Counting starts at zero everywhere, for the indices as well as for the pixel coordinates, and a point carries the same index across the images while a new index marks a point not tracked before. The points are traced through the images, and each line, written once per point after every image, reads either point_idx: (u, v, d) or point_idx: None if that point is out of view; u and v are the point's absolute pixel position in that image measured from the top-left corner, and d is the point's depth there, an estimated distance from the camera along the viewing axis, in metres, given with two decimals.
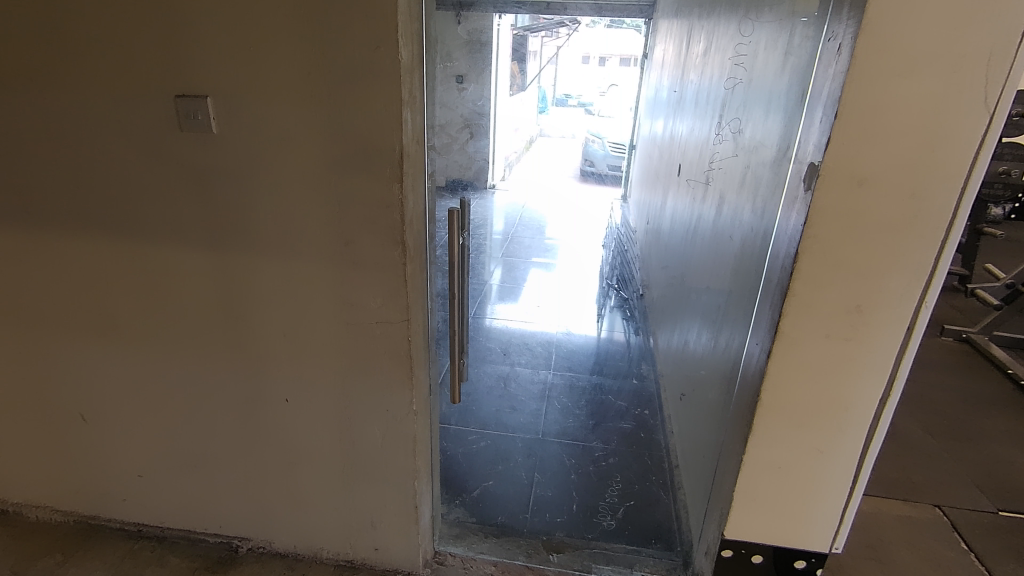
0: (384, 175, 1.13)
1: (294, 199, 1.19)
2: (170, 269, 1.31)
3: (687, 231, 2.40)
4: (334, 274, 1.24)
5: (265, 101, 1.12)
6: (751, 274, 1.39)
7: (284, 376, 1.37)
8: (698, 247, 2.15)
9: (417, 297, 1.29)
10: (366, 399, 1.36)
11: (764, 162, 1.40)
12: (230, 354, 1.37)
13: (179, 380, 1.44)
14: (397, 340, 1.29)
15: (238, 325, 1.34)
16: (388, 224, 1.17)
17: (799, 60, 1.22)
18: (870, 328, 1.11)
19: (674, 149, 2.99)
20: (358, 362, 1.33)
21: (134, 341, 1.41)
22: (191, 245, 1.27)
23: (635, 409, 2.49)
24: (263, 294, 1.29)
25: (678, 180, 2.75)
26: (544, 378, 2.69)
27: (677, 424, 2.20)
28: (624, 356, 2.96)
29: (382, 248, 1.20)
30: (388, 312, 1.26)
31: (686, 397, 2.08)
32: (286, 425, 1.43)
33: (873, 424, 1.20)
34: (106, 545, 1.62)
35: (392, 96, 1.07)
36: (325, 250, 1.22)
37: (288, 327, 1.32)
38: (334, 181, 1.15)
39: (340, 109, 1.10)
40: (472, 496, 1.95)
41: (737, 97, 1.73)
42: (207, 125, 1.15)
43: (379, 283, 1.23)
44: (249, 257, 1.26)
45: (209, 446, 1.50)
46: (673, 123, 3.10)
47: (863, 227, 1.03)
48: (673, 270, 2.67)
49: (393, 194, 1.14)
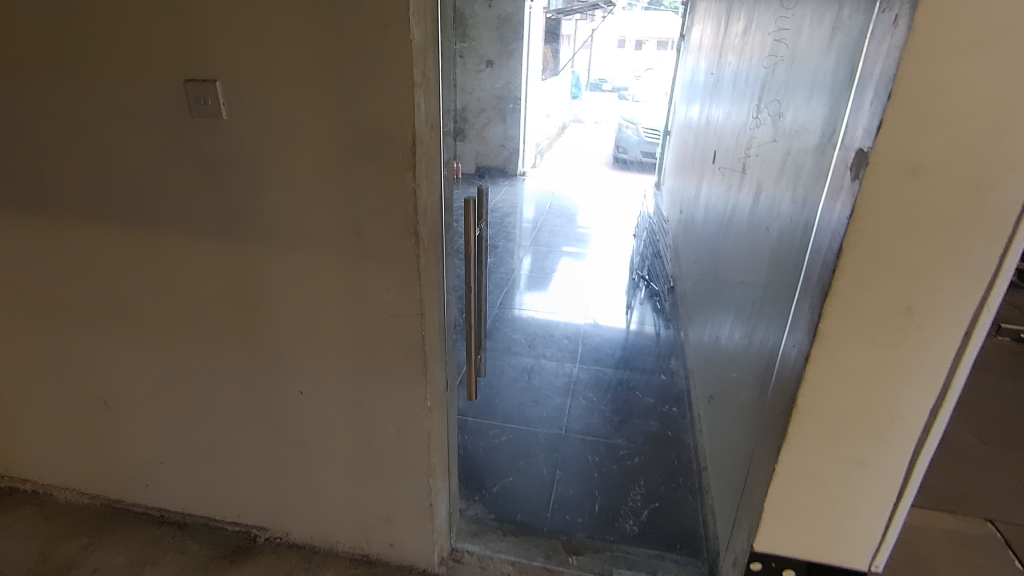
0: (395, 163, 1.08)
1: (305, 187, 1.15)
2: (184, 258, 1.29)
3: (722, 221, 2.29)
4: (345, 266, 1.20)
5: (274, 87, 1.08)
6: (790, 270, 1.29)
7: (297, 370, 1.35)
8: (733, 240, 2.03)
9: (431, 291, 1.23)
10: (380, 394, 1.33)
11: (806, 150, 1.29)
12: (245, 345, 1.36)
13: (198, 371, 1.43)
14: (411, 335, 1.24)
15: (252, 315, 1.32)
16: (400, 214, 1.12)
17: (847, 38, 1.11)
18: (922, 333, 1.01)
19: (710, 135, 2.85)
20: (371, 357, 1.29)
21: (152, 331, 1.41)
22: (204, 235, 1.25)
23: (663, 407, 2.40)
24: (276, 286, 1.26)
25: (713, 168, 2.63)
26: (569, 371, 2.63)
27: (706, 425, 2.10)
28: (653, 350, 2.87)
29: (394, 239, 1.15)
30: (401, 306, 1.21)
31: (717, 398, 1.99)
32: (300, 417, 1.41)
33: (923, 436, 1.10)
34: (130, 531, 1.64)
35: (404, 79, 1.01)
36: (336, 241, 1.18)
37: (301, 319, 1.28)
38: (344, 169, 1.11)
39: (350, 94, 1.04)
40: (491, 492, 1.91)
41: (777, 79, 1.61)
42: (217, 111, 1.12)
43: (392, 275, 1.18)
44: (262, 248, 1.23)
45: (227, 436, 1.50)
46: (709, 108, 2.95)
47: (916, 221, 0.93)
48: (707, 262, 2.55)
49: (405, 183, 1.09)
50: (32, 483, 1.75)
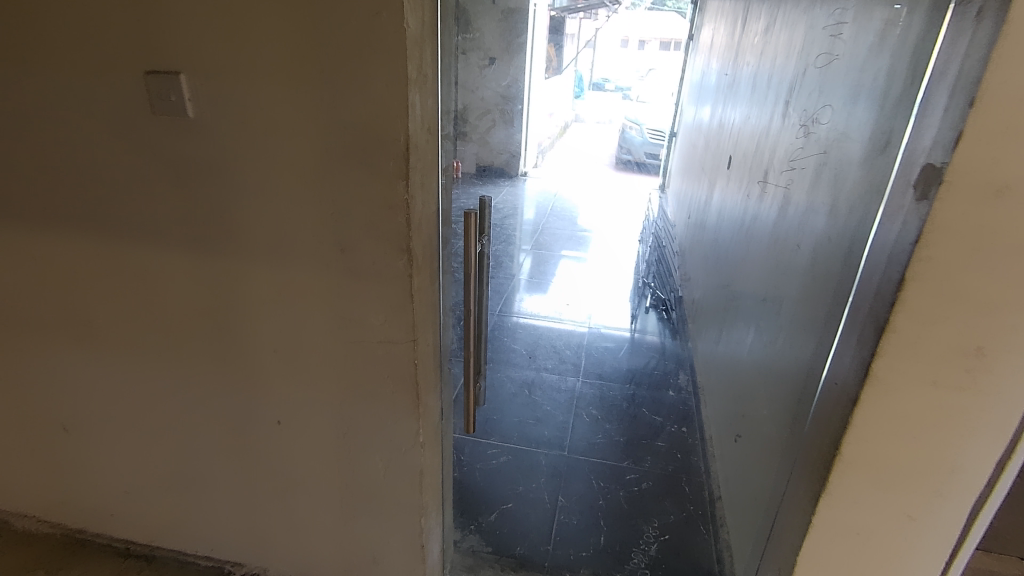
0: (385, 171, 0.94)
1: (282, 196, 1.00)
2: (149, 273, 1.15)
3: (738, 231, 2.15)
4: (329, 286, 1.06)
5: (248, 81, 0.93)
6: (828, 295, 1.15)
7: (275, 397, 1.21)
8: (753, 253, 1.89)
9: (426, 314, 1.09)
10: (367, 426, 1.19)
11: (852, 160, 1.14)
12: (217, 369, 1.22)
13: (165, 395, 1.29)
14: (402, 363, 1.10)
15: (225, 337, 1.17)
16: (390, 228, 0.98)
17: (907, 34, 0.97)
18: (991, 376, 0.87)
19: (723, 138, 2.71)
20: (358, 387, 1.15)
21: (114, 351, 1.26)
22: (171, 247, 1.11)
23: (671, 426, 2.26)
24: (251, 305, 1.12)
25: (727, 173, 2.49)
26: (572, 386, 2.49)
27: (721, 448, 1.97)
28: (660, 363, 2.73)
29: (384, 256, 1.01)
30: (390, 331, 1.07)
31: (735, 423, 1.85)
32: (278, 449, 1.27)
33: (985, 491, 0.96)
34: (92, 565, 1.51)
35: (396, 74, 0.87)
36: (318, 258, 1.04)
37: (279, 342, 1.14)
38: (328, 177, 0.97)
39: (334, 91, 0.90)
40: (488, 521, 1.78)
41: (811, 79, 1.47)
42: (183, 108, 0.97)
43: (381, 296, 1.04)
44: (235, 263, 1.09)
45: (198, 466, 1.36)
46: (724, 111, 2.80)
47: (993, 249, 0.80)
48: (720, 273, 2.40)
49: (396, 193, 0.95)
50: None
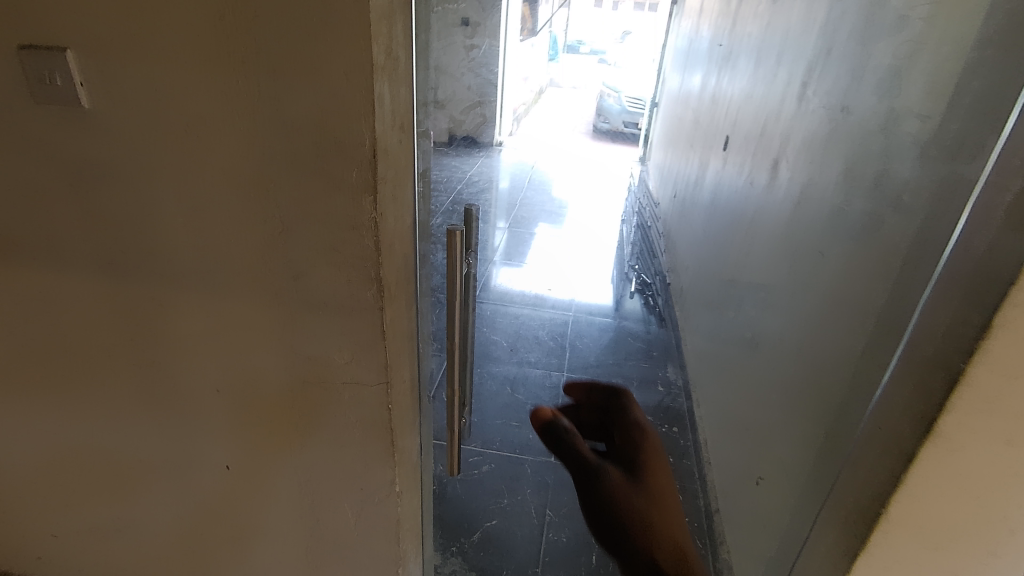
0: (347, 182, 0.73)
1: (215, 211, 0.79)
2: (52, 299, 0.93)
3: (740, 219, 1.99)
4: (281, 319, 0.86)
5: (159, 62, 0.71)
6: (867, 319, 1.00)
7: (220, 440, 1.02)
8: (759, 248, 1.73)
9: (401, 349, 0.90)
10: (333, 474, 1.01)
11: (907, 162, 0.98)
12: (149, 409, 1.01)
13: (89, 437, 1.08)
14: (373, 408, 0.91)
15: (155, 374, 0.96)
16: (355, 253, 0.78)
17: (992, 17, 0.80)
18: None
19: (718, 115, 2.53)
20: (321, 431, 0.96)
21: (20, 387, 1.05)
22: (75, 269, 0.88)
23: (662, 426, 2.15)
24: (185, 339, 0.91)
25: (724, 154, 2.31)
26: (557, 381, 2.34)
27: (721, 455, 1.87)
28: (648, 354, 2.60)
29: (348, 286, 0.81)
30: (359, 372, 0.88)
31: (739, 432, 1.72)
32: (229, 495, 1.09)
33: None
34: None
35: (357, 58, 0.65)
36: (266, 286, 0.83)
37: (223, 381, 0.94)
38: (273, 190, 0.76)
39: (276, 80, 0.69)
40: (472, 542, 1.65)
41: (842, 59, 1.29)
42: (74, 98, 0.74)
43: (345, 333, 0.85)
44: (159, 290, 0.87)
45: (135, 510, 1.16)
46: (717, 84, 2.62)
47: None
48: (716, 263, 2.26)
49: (362, 211, 0.75)
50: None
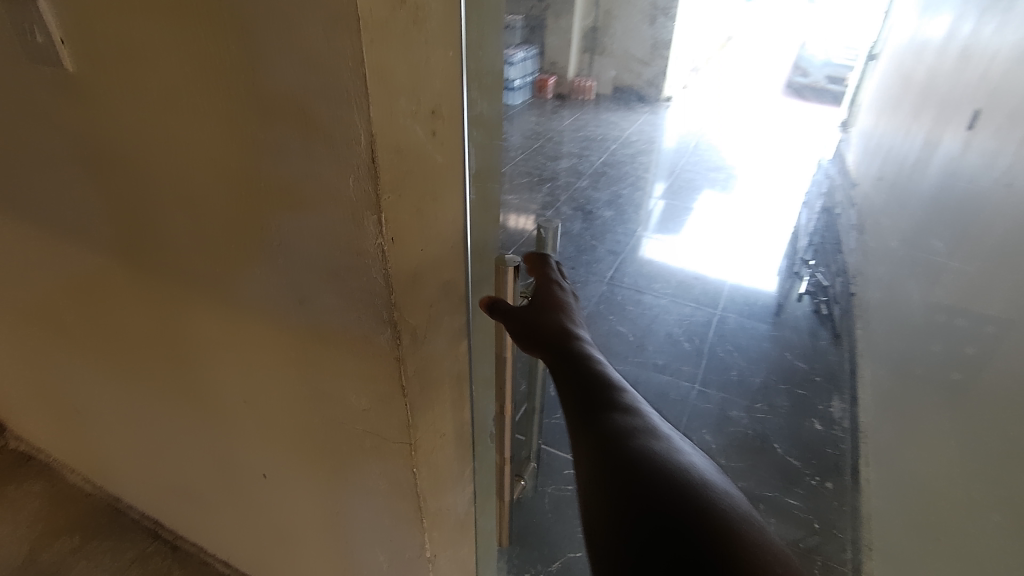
0: (343, 193, 0.51)
1: (211, 207, 0.62)
2: (95, 276, 0.86)
3: (980, 230, 1.42)
4: (290, 344, 0.69)
5: (124, 14, 0.53)
6: None
7: (254, 448, 0.90)
8: (1010, 281, 1.19)
9: (430, 400, 0.69)
10: (361, 517, 0.85)
11: None
12: (188, 401, 0.93)
13: (145, 411, 1.04)
14: (396, 464, 0.72)
15: (187, 370, 0.87)
16: (362, 286, 0.56)
17: None
18: None
19: (966, 77, 1.85)
20: (344, 470, 0.80)
21: (88, 352, 1.02)
22: (105, 250, 0.80)
23: (811, 476, 1.75)
24: (208, 343, 0.80)
25: (968, 132, 1.67)
26: (686, 394, 1.99)
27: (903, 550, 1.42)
28: (809, 376, 2.12)
29: (356, 324, 0.60)
30: (378, 422, 0.69)
31: (935, 535, 1.30)
32: (268, 500, 0.99)
33: None
34: (121, 541, 1.38)
35: (335, 7, 0.41)
36: (271, 303, 0.66)
37: (246, 393, 0.81)
38: (263, 191, 0.56)
39: (244, 40, 0.47)
40: None
41: None
42: (57, 57, 0.61)
43: (358, 376, 0.65)
44: (177, 286, 0.75)
45: (195, 486, 1.12)
46: (972, 33, 1.90)
47: None
48: (927, 281, 1.68)
49: (365, 233, 0.52)
50: (31, 449, 1.55)
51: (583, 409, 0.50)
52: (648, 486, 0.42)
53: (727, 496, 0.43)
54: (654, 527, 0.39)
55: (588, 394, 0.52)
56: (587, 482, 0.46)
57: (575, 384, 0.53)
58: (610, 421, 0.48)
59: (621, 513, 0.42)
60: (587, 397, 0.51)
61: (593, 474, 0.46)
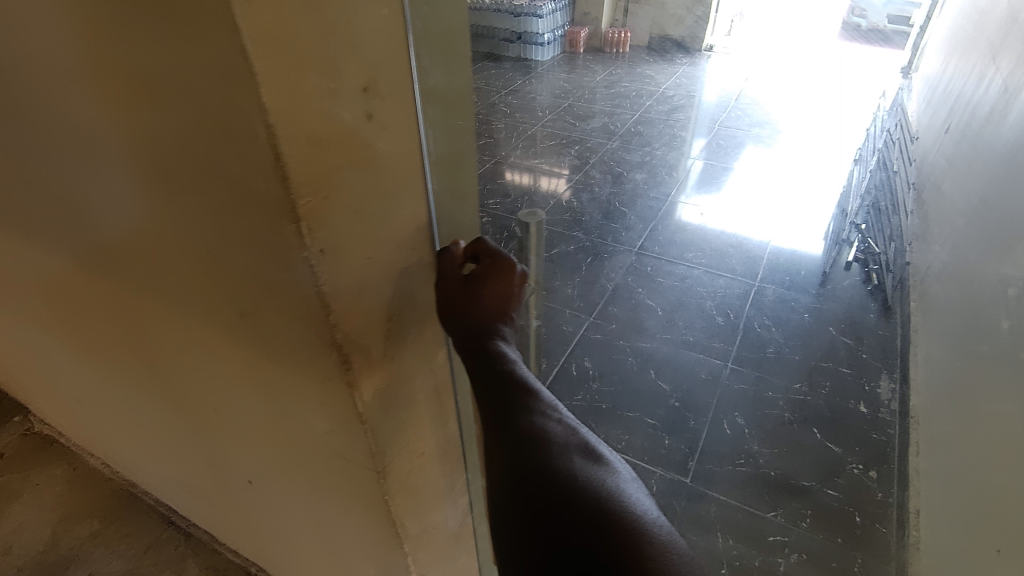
0: (256, 195, 0.41)
1: (136, 203, 0.54)
2: (56, 273, 0.80)
3: None
4: (243, 359, 0.61)
5: None
6: None
7: (236, 456, 0.85)
8: None
9: (400, 422, 0.60)
10: (344, 533, 0.78)
11: None
12: (167, 404, 0.87)
13: (134, 409, 1.00)
14: (367, 488, 0.64)
15: (159, 374, 0.81)
16: (298, 302, 0.47)
17: None
18: None
19: None
20: (320, 488, 0.73)
21: (71, 350, 0.98)
22: (58, 247, 0.73)
23: (853, 463, 1.62)
24: (170, 349, 0.73)
25: None
26: (717, 372, 1.86)
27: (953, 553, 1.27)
28: (856, 352, 1.95)
29: (301, 344, 0.51)
30: (342, 446, 0.61)
31: (994, 547, 1.12)
32: (257, 504, 0.94)
33: None
34: (138, 527, 1.38)
35: None
36: (216, 313, 0.58)
37: (216, 401, 0.75)
38: (178, 189, 0.47)
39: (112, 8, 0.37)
40: None
41: None
42: None
43: (313, 398, 0.57)
44: (128, 287, 0.68)
45: (193, 482, 1.09)
46: None
47: None
48: (999, 249, 1.47)
49: (289, 243, 0.43)
50: (54, 432, 1.56)
51: (498, 418, 0.49)
52: (555, 503, 0.42)
53: (639, 496, 0.44)
54: (562, 543, 0.40)
55: (503, 398, 0.50)
56: (500, 495, 0.46)
57: (489, 390, 0.51)
58: (525, 429, 0.47)
59: (523, 536, 0.42)
60: (501, 402, 0.50)
61: (504, 484, 0.45)
